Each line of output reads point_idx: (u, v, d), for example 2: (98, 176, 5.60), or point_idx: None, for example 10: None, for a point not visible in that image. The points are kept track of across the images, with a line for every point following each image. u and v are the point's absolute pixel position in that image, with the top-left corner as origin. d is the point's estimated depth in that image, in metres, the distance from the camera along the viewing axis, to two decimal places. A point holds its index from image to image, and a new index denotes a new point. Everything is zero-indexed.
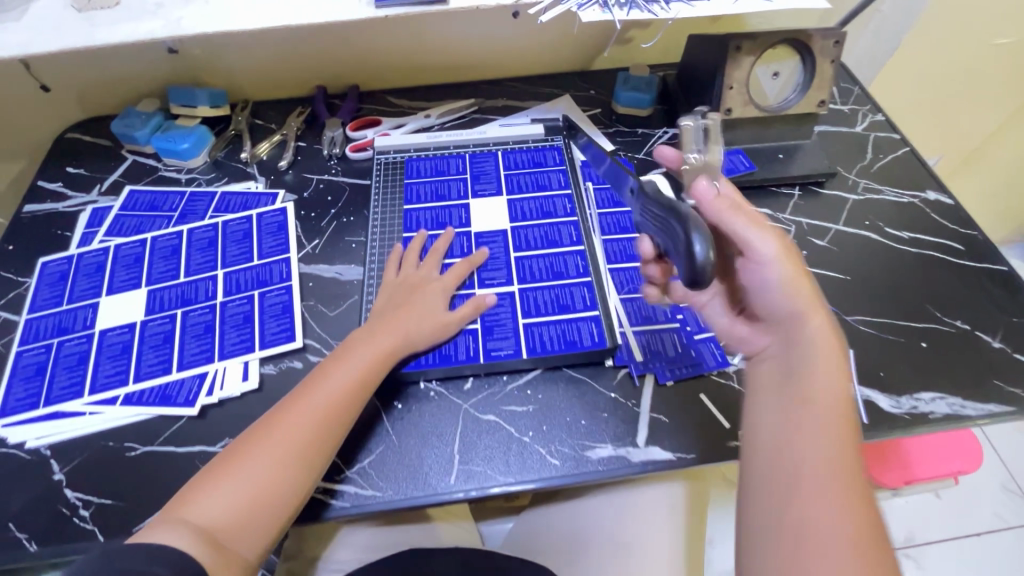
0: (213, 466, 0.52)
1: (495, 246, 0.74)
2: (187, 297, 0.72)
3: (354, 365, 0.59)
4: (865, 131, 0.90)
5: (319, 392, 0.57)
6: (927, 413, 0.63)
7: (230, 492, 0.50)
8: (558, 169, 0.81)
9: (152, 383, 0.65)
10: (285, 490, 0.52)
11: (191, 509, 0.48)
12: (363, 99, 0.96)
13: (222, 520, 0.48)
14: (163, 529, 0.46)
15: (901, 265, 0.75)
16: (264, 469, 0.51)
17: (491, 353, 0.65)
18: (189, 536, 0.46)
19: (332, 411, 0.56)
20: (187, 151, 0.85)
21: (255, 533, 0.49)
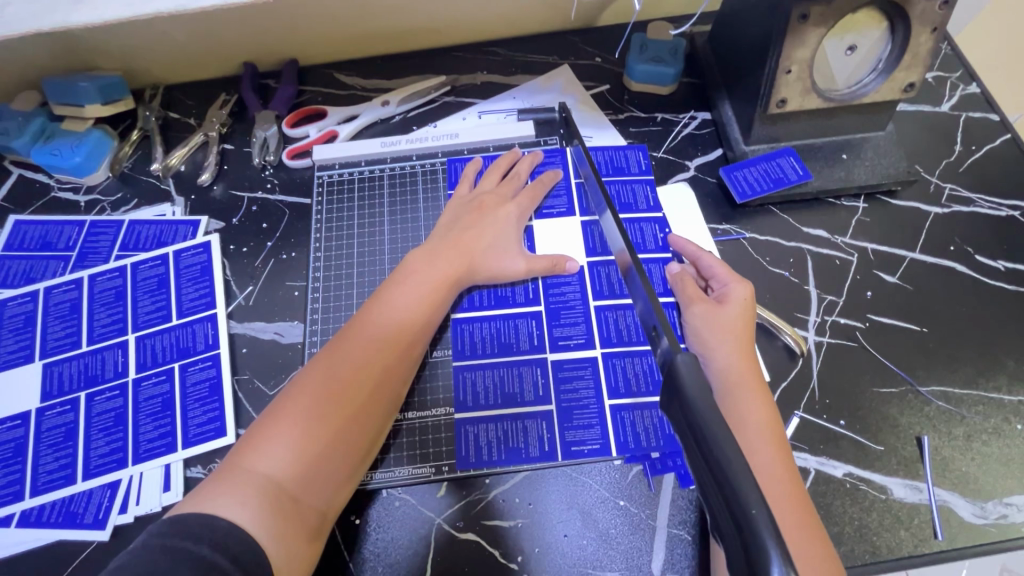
0: (270, 406, 0.45)
1: (570, 291, 0.59)
2: (92, 373, 0.58)
3: (419, 283, 0.54)
4: (953, 111, 0.69)
5: (388, 315, 0.51)
6: (1019, 524, 0.50)
7: (298, 436, 0.43)
8: (643, 179, 0.65)
9: (53, 496, 0.53)
10: (356, 439, 0.46)
11: (256, 457, 0.42)
12: (304, 78, 0.75)
13: (290, 471, 0.42)
14: (222, 492, 0.40)
15: (993, 310, 0.59)
16: (333, 401, 0.45)
17: (572, 448, 0.53)
18: (253, 501, 0.40)
19: (402, 344, 0.51)
20: (79, 165, 0.67)
21: (323, 483, 0.44)
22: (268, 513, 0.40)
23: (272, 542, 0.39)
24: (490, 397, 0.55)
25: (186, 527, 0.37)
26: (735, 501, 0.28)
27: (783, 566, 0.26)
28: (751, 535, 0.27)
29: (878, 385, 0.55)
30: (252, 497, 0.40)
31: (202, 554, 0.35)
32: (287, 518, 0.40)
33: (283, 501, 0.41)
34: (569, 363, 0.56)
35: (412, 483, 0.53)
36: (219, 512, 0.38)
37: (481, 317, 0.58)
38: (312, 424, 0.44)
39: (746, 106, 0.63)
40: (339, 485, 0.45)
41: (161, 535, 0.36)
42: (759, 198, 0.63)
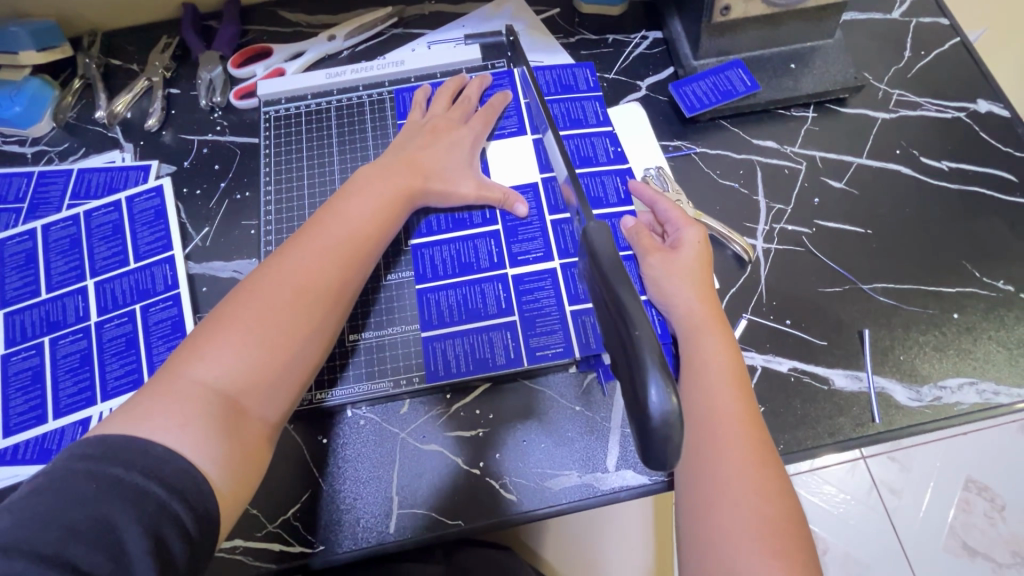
0: (208, 321, 0.46)
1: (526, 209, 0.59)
2: (54, 319, 0.59)
3: (365, 203, 0.54)
4: (904, 17, 0.69)
5: (325, 237, 0.51)
6: (951, 404, 0.52)
7: (234, 350, 0.44)
8: (593, 95, 0.64)
9: (26, 435, 0.54)
10: (302, 354, 0.47)
11: (197, 365, 0.43)
12: (247, 17, 0.73)
13: (229, 384, 0.43)
14: (159, 401, 0.40)
15: (935, 209, 0.60)
16: (277, 316, 0.46)
17: (537, 353, 0.54)
18: (192, 407, 0.41)
19: (349, 262, 0.51)
20: (21, 116, 0.66)
21: (264, 398, 0.44)
22: (204, 424, 0.40)
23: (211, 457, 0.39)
24: (454, 314, 0.56)
25: (121, 443, 0.37)
26: (628, 330, 0.35)
27: (660, 380, 0.32)
28: (637, 356, 0.34)
29: (823, 285, 0.57)
30: (186, 408, 0.40)
31: (135, 481, 0.35)
32: (226, 430, 0.41)
33: (219, 412, 0.41)
34: (529, 276, 0.57)
35: (375, 400, 0.54)
36: (156, 424, 0.39)
37: (440, 241, 0.59)
38: (250, 337, 0.44)
39: (693, 20, 0.63)
40: (285, 398, 0.46)
41: (87, 459, 0.36)
42: (709, 111, 0.63)
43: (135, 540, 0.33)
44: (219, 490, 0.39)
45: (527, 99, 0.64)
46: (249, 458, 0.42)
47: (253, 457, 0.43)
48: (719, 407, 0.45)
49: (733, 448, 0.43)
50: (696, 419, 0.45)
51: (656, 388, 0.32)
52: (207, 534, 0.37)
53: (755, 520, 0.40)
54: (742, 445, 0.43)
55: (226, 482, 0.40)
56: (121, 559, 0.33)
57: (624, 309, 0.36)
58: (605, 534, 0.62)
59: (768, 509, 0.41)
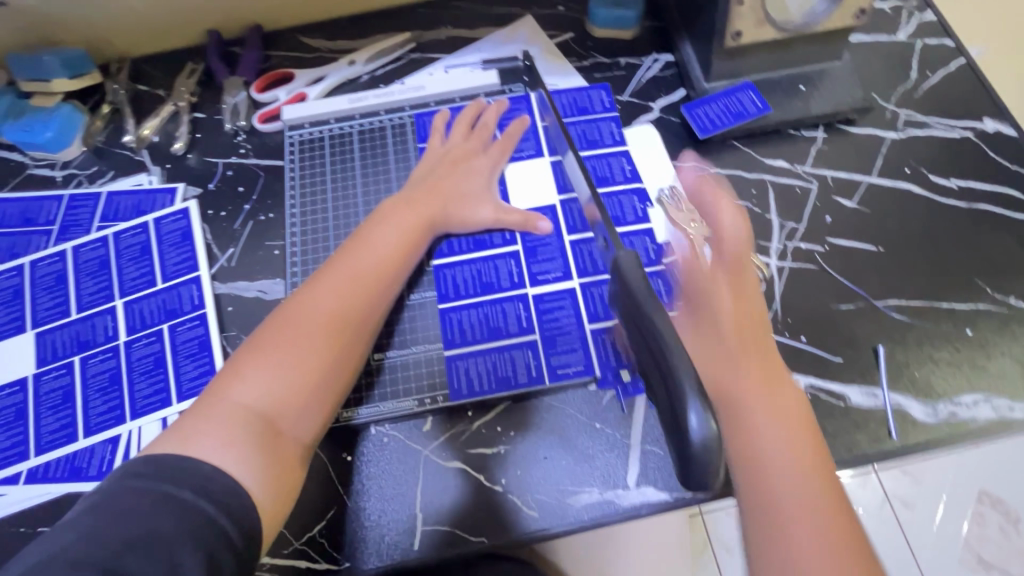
0: (246, 345, 0.48)
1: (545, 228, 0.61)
2: (84, 338, 0.60)
3: (390, 231, 0.56)
4: (910, 38, 0.71)
5: (352, 264, 0.53)
6: (967, 420, 0.53)
7: (270, 373, 0.46)
8: (609, 116, 0.67)
9: (57, 454, 0.55)
10: (333, 378, 0.49)
11: (237, 389, 0.45)
12: (270, 43, 0.75)
13: (266, 406, 0.45)
14: (204, 423, 0.43)
15: (946, 226, 0.61)
16: (310, 341, 0.48)
17: (558, 371, 0.55)
18: (234, 428, 0.43)
19: (375, 288, 0.53)
20: (53, 140, 0.68)
21: (299, 419, 0.47)
22: (245, 445, 0.43)
23: (252, 477, 0.42)
24: (476, 333, 0.57)
25: (167, 463, 0.39)
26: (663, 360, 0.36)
27: (700, 406, 0.34)
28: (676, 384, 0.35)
29: (837, 302, 0.58)
30: (229, 430, 0.43)
31: (185, 499, 0.37)
32: (265, 451, 0.43)
33: (258, 433, 0.44)
34: (549, 295, 0.58)
35: (399, 418, 0.55)
36: (200, 445, 0.42)
37: (461, 261, 0.60)
38: (285, 362, 0.47)
39: (704, 44, 0.65)
40: (317, 419, 0.48)
41: (136, 477, 0.38)
42: (721, 132, 0.65)
43: (186, 553, 0.35)
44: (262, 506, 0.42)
45: (544, 121, 0.66)
46: (286, 476, 0.45)
47: (289, 475, 0.45)
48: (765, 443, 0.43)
49: (789, 472, 0.41)
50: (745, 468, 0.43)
51: (697, 414, 0.34)
52: (250, 544, 0.39)
53: (827, 550, 0.38)
54: (802, 481, 0.41)
55: (267, 498, 0.42)
56: (173, 569, 0.35)
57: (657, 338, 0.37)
58: (624, 550, 0.63)
59: (837, 535, 0.39)
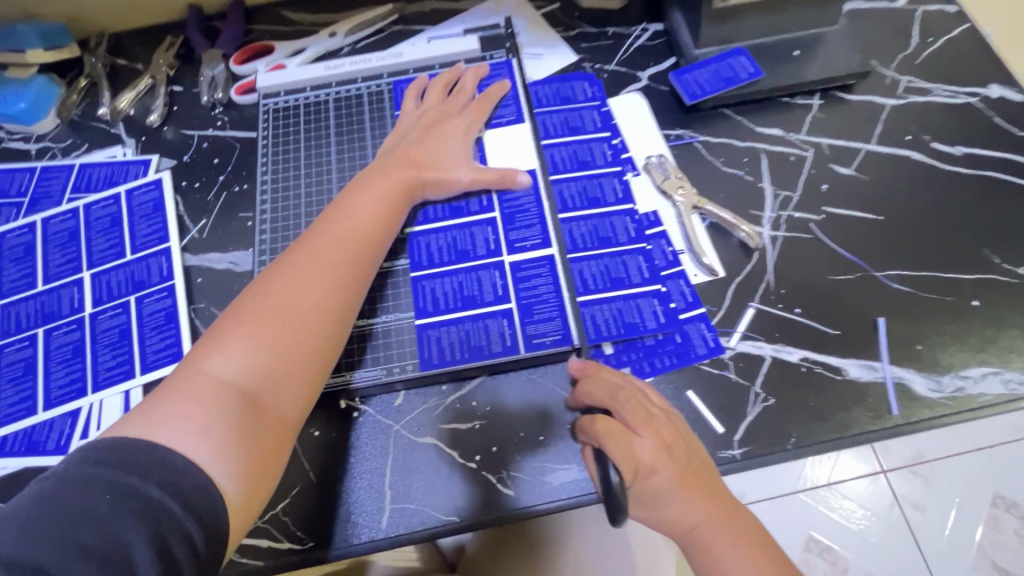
0: (219, 323, 0.46)
1: (524, 195, 0.58)
2: (48, 310, 0.58)
3: (373, 203, 0.54)
4: (910, 4, 0.68)
5: (331, 237, 0.51)
6: (974, 395, 0.50)
7: (245, 349, 0.44)
8: (581, 76, 0.65)
9: (15, 427, 0.53)
10: (314, 352, 0.46)
11: (211, 367, 0.43)
12: (251, 17, 0.74)
13: (243, 383, 0.43)
14: (176, 402, 0.40)
15: (949, 194, 0.58)
16: (288, 314, 0.46)
17: (534, 340, 0.52)
18: (209, 407, 0.41)
19: (357, 261, 0.51)
20: (26, 112, 0.66)
21: (281, 396, 0.44)
22: (223, 425, 0.40)
23: (232, 458, 0.40)
24: (449, 301, 0.54)
25: (135, 451, 0.37)
26: None
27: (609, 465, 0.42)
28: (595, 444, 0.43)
29: (834, 273, 0.55)
30: (204, 410, 0.40)
31: (148, 493, 0.35)
32: (243, 429, 0.41)
33: (236, 410, 0.41)
34: (526, 263, 0.55)
35: (366, 391, 0.52)
36: (174, 427, 0.39)
37: (438, 229, 0.58)
38: (262, 337, 0.44)
39: (694, 9, 0.62)
40: (301, 396, 0.45)
41: (100, 465, 0.35)
42: (711, 99, 0.62)
43: (139, 543, 0.33)
44: (241, 490, 0.39)
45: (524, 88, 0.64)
46: (268, 456, 0.42)
47: (271, 455, 0.43)
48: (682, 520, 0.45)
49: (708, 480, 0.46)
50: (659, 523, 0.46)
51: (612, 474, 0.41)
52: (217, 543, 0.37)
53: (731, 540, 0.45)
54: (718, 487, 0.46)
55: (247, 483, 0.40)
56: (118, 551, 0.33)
57: None
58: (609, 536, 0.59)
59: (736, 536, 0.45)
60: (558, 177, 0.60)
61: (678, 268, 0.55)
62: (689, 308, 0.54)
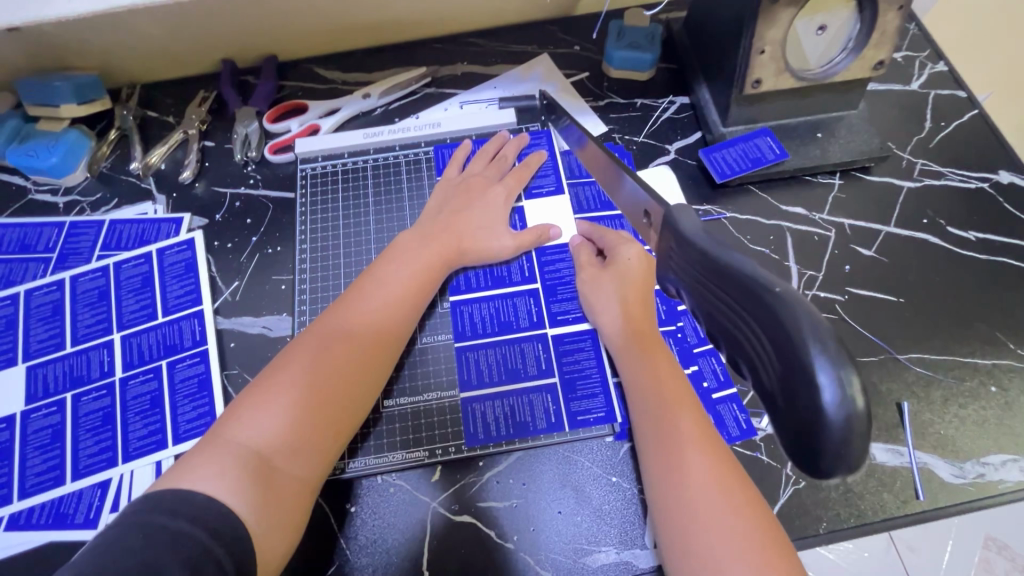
0: (255, 378, 0.47)
1: (565, 266, 0.60)
2: (77, 373, 0.57)
3: (411, 261, 0.55)
4: (923, 88, 0.71)
5: (369, 294, 0.52)
6: (995, 481, 0.52)
7: (274, 406, 0.44)
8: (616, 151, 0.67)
9: (43, 498, 0.52)
10: (338, 413, 0.47)
11: (242, 421, 0.43)
12: (284, 73, 0.75)
13: (268, 441, 0.43)
14: (206, 453, 0.41)
15: (966, 278, 0.60)
16: (321, 376, 0.46)
17: (577, 418, 0.53)
18: (235, 459, 0.41)
19: (387, 320, 0.51)
20: (57, 166, 0.66)
21: (300, 456, 0.44)
22: (241, 476, 0.40)
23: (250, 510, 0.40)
24: (494, 374, 0.55)
25: (157, 496, 0.38)
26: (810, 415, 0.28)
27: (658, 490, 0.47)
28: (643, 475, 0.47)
29: (859, 354, 0.57)
30: (230, 461, 0.41)
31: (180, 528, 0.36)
32: (267, 484, 0.42)
33: (261, 465, 0.42)
34: (569, 336, 0.56)
35: (406, 467, 0.53)
36: (197, 475, 0.40)
37: (480, 298, 0.58)
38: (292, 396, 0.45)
39: (721, 90, 0.65)
40: (324, 453, 0.46)
41: (133, 512, 0.37)
42: (738, 177, 0.64)
43: None
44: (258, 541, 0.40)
45: (561, 159, 0.66)
46: (288, 508, 0.43)
47: (286, 517, 0.42)
48: (685, 468, 0.43)
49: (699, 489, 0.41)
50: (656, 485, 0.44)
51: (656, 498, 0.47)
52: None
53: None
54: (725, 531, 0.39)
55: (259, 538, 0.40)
56: None
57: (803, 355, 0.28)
58: None
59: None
60: None
61: (709, 346, 0.57)
62: (721, 387, 0.55)
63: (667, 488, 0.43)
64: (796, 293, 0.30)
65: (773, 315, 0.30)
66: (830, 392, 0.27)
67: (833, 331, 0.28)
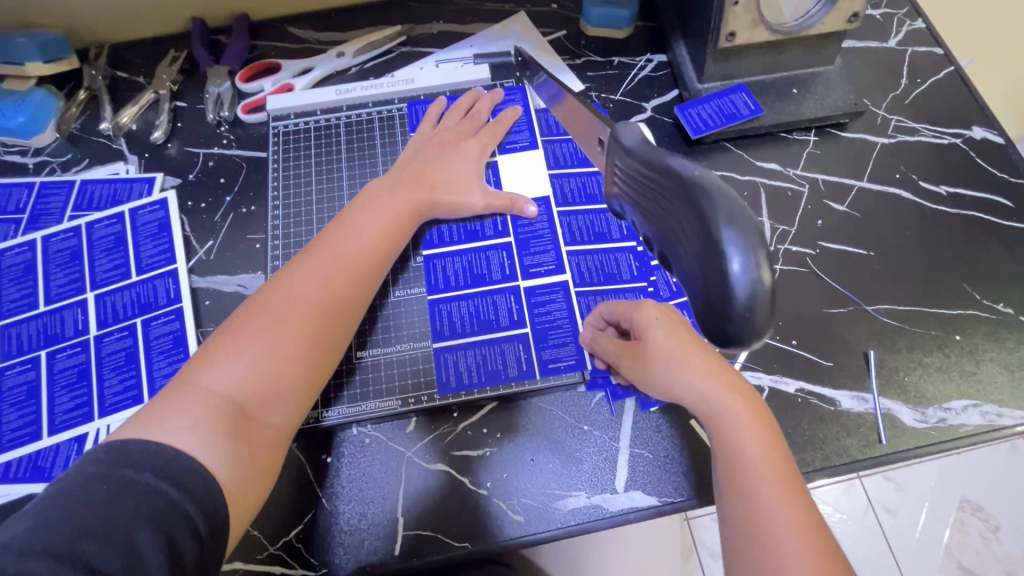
0: (220, 330, 0.46)
1: (538, 221, 0.60)
2: (51, 332, 0.57)
3: (379, 213, 0.55)
4: (900, 45, 0.71)
5: (337, 247, 0.52)
6: (956, 426, 0.53)
7: (241, 358, 0.44)
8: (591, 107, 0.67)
9: (19, 453, 0.53)
10: (306, 367, 0.47)
11: (208, 373, 0.43)
12: (256, 32, 0.73)
13: (238, 391, 0.43)
14: (175, 405, 0.41)
15: (936, 232, 0.61)
16: (289, 329, 0.46)
17: (549, 365, 0.54)
18: (206, 412, 0.41)
19: (355, 274, 0.51)
20: (25, 126, 0.65)
21: (270, 405, 0.44)
22: (214, 428, 0.41)
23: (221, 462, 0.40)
24: (466, 325, 0.56)
25: (125, 447, 0.37)
26: (722, 291, 0.32)
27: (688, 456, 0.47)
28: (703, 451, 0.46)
29: (828, 306, 0.58)
30: (199, 412, 0.41)
31: (146, 482, 0.36)
32: (235, 435, 0.42)
33: (230, 416, 0.42)
34: (541, 288, 0.57)
35: (380, 417, 0.53)
36: (167, 426, 0.39)
37: (453, 252, 0.59)
38: (260, 348, 0.45)
39: (697, 45, 0.64)
40: (292, 407, 0.46)
41: (99, 461, 0.36)
42: (713, 133, 0.64)
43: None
44: (229, 494, 0.40)
45: (536, 115, 0.66)
46: (258, 461, 0.43)
47: (261, 465, 0.43)
48: (745, 453, 0.43)
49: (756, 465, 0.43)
50: (726, 496, 0.43)
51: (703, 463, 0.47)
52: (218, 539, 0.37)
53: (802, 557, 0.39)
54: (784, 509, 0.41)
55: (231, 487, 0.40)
56: None
57: (719, 235, 0.31)
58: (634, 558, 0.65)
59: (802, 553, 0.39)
60: (563, 208, 0.61)
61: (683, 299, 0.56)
62: None
63: (731, 477, 0.43)
64: (717, 182, 0.32)
65: (691, 199, 0.33)
66: (737, 262, 0.31)
67: (746, 213, 0.31)
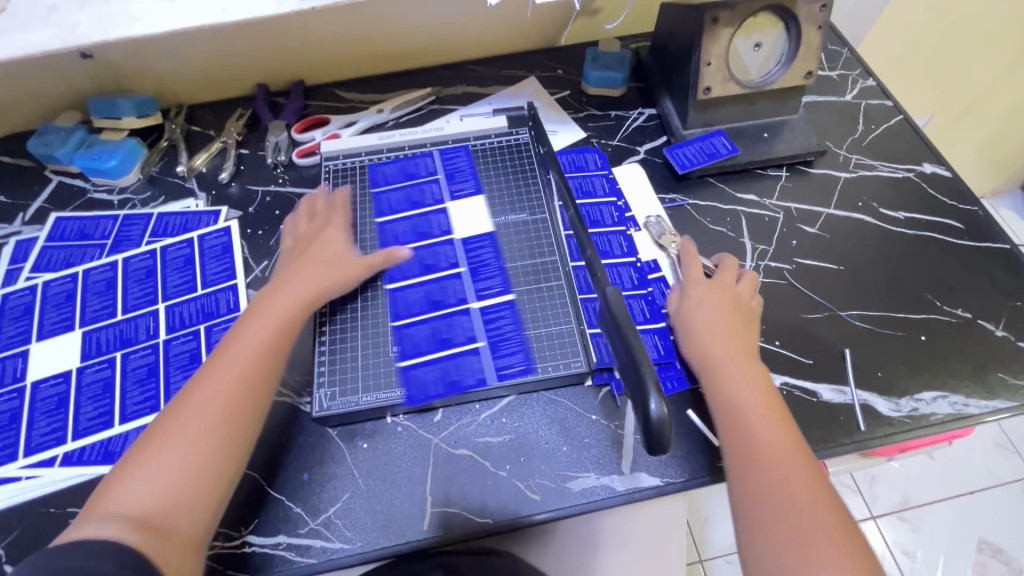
0: (134, 449, 0.49)
1: (485, 252, 0.68)
2: (126, 336, 0.66)
3: (275, 304, 0.59)
4: (855, 99, 0.83)
5: (236, 345, 0.55)
6: (928, 414, 0.59)
7: (154, 466, 0.47)
8: (594, 149, 0.78)
9: (94, 439, 0.60)
10: (222, 450, 0.50)
11: (121, 492, 0.46)
12: (309, 95, 0.87)
13: (152, 497, 0.46)
14: (97, 526, 0.44)
15: (898, 250, 0.70)
16: (200, 426, 0.50)
17: (504, 371, 0.60)
18: (126, 525, 0.44)
19: (261, 360, 0.55)
20: (114, 168, 0.77)
21: (189, 501, 0.47)
22: (136, 536, 0.43)
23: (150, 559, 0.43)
24: (426, 345, 0.61)
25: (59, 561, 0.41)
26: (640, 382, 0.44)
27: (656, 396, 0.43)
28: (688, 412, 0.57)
29: (806, 312, 0.65)
30: (118, 527, 0.44)
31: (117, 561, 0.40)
32: (157, 534, 0.44)
33: (148, 521, 0.45)
34: (494, 307, 0.64)
35: (413, 411, 0.60)
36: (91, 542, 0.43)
37: (414, 284, 0.65)
38: (172, 452, 0.48)
39: (681, 99, 0.76)
40: (215, 491, 0.49)
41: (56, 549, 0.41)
42: (697, 170, 0.75)
43: None
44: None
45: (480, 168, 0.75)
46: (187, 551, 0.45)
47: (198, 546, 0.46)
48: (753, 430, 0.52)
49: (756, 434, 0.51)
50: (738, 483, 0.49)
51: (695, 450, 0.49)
52: None
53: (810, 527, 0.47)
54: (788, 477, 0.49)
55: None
56: None
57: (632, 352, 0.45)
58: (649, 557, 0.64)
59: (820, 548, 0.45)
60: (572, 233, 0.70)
61: None
62: None
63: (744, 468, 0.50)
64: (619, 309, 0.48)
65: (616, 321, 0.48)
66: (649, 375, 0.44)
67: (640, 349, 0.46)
